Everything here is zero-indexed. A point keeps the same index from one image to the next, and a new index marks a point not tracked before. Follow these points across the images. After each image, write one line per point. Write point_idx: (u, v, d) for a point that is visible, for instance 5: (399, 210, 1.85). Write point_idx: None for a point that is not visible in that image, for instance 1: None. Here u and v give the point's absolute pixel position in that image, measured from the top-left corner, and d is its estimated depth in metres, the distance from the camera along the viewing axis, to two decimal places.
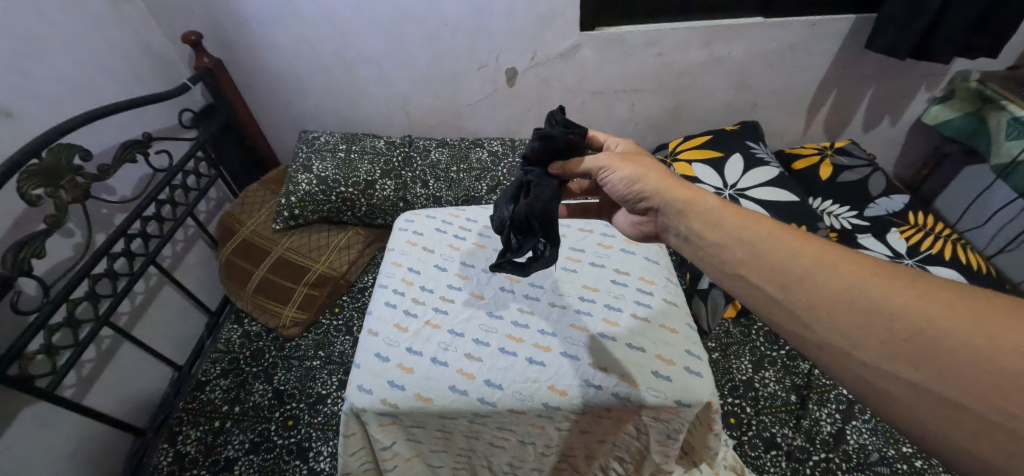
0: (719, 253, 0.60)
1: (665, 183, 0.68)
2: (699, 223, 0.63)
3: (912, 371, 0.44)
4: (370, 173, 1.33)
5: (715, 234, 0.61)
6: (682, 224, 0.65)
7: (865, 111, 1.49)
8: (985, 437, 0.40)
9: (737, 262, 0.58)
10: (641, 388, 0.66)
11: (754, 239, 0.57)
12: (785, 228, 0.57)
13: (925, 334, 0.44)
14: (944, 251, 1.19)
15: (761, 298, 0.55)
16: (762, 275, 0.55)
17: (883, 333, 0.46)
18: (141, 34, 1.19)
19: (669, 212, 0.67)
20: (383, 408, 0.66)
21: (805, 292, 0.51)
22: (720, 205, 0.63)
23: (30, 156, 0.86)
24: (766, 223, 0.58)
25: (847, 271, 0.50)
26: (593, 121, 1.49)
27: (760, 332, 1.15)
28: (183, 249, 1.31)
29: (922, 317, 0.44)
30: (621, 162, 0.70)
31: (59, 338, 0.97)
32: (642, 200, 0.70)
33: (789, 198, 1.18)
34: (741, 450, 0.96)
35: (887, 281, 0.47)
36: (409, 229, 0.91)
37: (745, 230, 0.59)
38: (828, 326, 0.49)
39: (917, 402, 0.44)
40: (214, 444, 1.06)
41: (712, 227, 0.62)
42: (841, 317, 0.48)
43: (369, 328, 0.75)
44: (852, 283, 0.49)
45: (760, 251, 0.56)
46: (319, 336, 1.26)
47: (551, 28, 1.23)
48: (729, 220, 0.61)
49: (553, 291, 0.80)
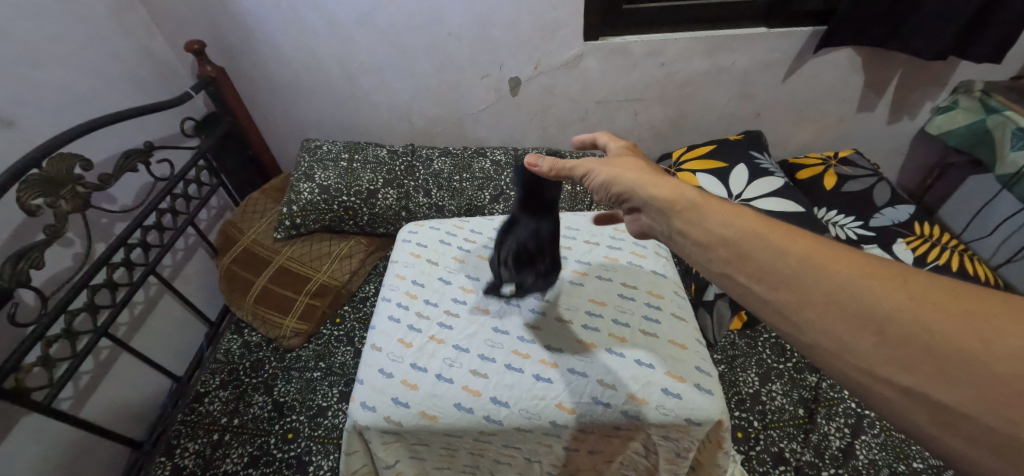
0: (704, 252, 0.56)
1: (644, 181, 0.64)
2: (680, 223, 0.59)
3: (910, 376, 0.41)
4: (373, 183, 1.32)
5: (699, 236, 0.57)
6: (665, 224, 0.61)
7: (867, 120, 1.49)
8: (991, 445, 0.37)
9: (722, 264, 0.53)
10: (651, 405, 0.65)
11: (739, 238, 0.53)
12: (775, 229, 0.52)
13: (921, 338, 0.40)
14: (951, 262, 1.18)
15: (749, 301, 0.51)
16: (749, 277, 0.51)
17: (875, 336, 0.42)
18: (144, 42, 1.19)
19: (649, 212, 0.63)
20: (388, 426, 0.65)
21: (793, 293, 0.47)
22: (702, 202, 0.58)
23: (30, 165, 0.85)
24: (750, 222, 0.53)
25: (836, 271, 0.46)
26: (596, 130, 1.48)
27: (766, 345, 1.14)
28: (184, 258, 1.30)
29: (916, 323, 0.41)
30: (598, 166, 0.69)
31: (57, 350, 0.95)
32: (625, 201, 0.68)
33: (794, 208, 1.17)
34: (749, 466, 0.95)
35: (881, 283, 0.44)
36: (412, 241, 0.91)
37: (729, 229, 0.54)
38: (819, 329, 0.45)
39: (913, 409, 0.40)
40: (213, 457, 1.04)
41: (692, 227, 0.57)
42: (831, 318, 0.44)
43: (373, 343, 0.74)
44: (843, 282, 0.45)
45: (747, 251, 0.52)
46: (320, 346, 1.24)
47: (556, 39, 1.23)
48: (714, 217, 0.56)
49: (553, 306, 0.79)
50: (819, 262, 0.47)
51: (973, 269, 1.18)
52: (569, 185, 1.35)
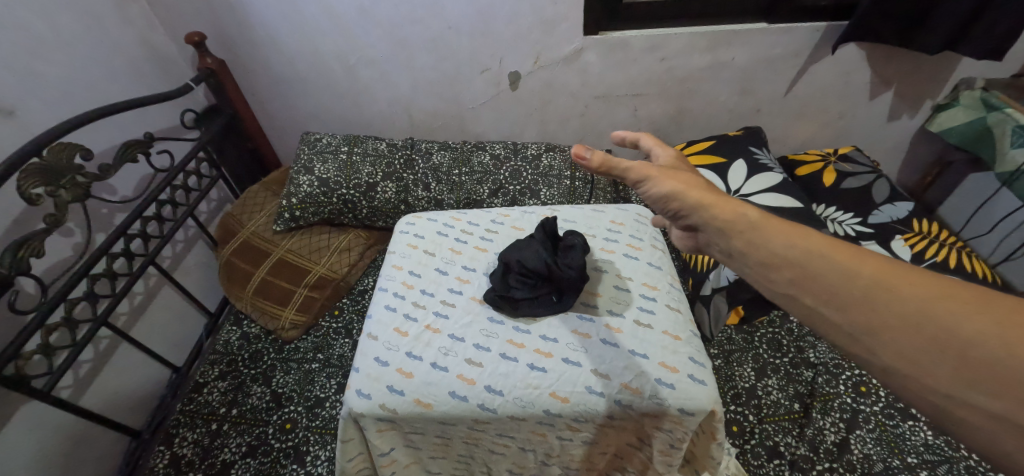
0: (766, 274, 0.50)
1: (706, 200, 0.59)
2: (741, 244, 0.53)
3: (990, 401, 0.36)
4: (372, 176, 1.33)
5: (760, 257, 0.51)
6: (725, 244, 0.56)
7: (867, 115, 1.49)
8: None
9: (786, 286, 0.48)
10: (644, 395, 0.66)
11: (803, 259, 0.47)
12: (838, 247, 0.47)
13: (1003, 362, 0.36)
14: (949, 259, 1.18)
15: (814, 323, 0.46)
16: (815, 300, 0.45)
17: (954, 361, 0.37)
18: (144, 34, 1.19)
19: (709, 230, 0.58)
20: (383, 413, 0.66)
21: (860, 315, 0.42)
22: (764, 222, 0.52)
23: (31, 154, 0.85)
24: (817, 242, 0.48)
25: (908, 292, 0.41)
26: (595, 125, 1.48)
27: (763, 340, 1.14)
28: (184, 249, 1.31)
29: (1001, 344, 0.36)
30: (658, 176, 0.63)
31: (57, 338, 0.96)
32: (682, 217, 0.63)
33: (792, 204, 1.17)
34: (744, 459, 0.95)
35: (957, 303, 0.39)
36: (410, 232, 0.91)
37: (791, 250, 0.49)
38: (889, 351, 0.40)
39: (997, 437, 0.36)
40: (211, 447, 1.05)
41: (753, 248, 0.52)
42: (904, 340, 0.40)
43: (369, 332, 0.75)
44: (921, 303, 0.40)
45: (812, 273, 0.46)
46: (318, 338, 1.24)
47: (555, 32, 1.23)
48: (776, 238, 0.50)
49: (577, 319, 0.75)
50: (887, 283, 0.42)
51: (972, 266, 1.17)
52: (569, 180, 1.36)
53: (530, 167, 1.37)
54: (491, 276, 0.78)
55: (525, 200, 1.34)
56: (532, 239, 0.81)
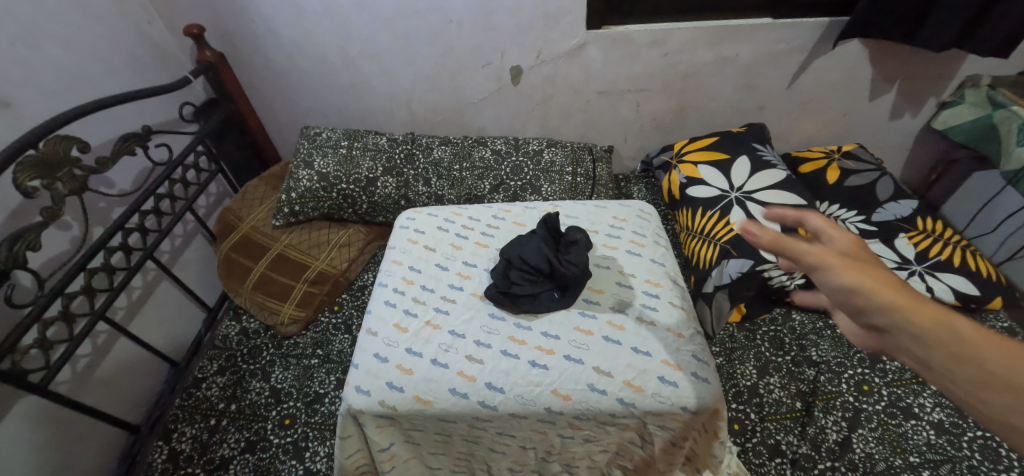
0: (978, 396, 0.40)
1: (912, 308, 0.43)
2: (949, 362, 0.41)
3: None
4: (372, 170, 1.32)
5: (972, 379, 0.40)
6: (924, 360, 0.42)
7: (872, 113, 1.47)
8: None
9: (1005, 414, 0.38)
10: (646, 393, 0.65)
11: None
12: None
13: None
14: (953, 258, 1.17)
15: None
16: None
17: None
18: (143, 26, 1.18)
19: (909, 345, 0.43)
20: (382, 410, 0.65)
21: None
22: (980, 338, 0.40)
23: (27, 146, 0.84)
24: None
25: None
26: (597, 121, 1.47)
27: (765, 338, 1.13)
28: (183, 243, 1.30)
29: None
30: (841, 266, 0.47)
31: (54, 333, 0.95)
32: (866, 320, 0.46)
33: (797, 201, 1.15)
34: (745, 458, 0.95)
35: None
36: (410, 227, 0.90)
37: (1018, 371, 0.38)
38: None
39: None
40: (209, 442, 1.05)
41: (968, 369, 0.40)
42: None
43: (368, 328, 0.74)
44: None
45: None
46: (317, 334, 1.23)
47: (558, 26, 1.21)
48: (994, 356, 0.40)
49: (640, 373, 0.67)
50: None
51: (976, 265, 1.16)
52: (570, 176, 1.35)
53: (532, 163, 1.36)
54: (492, 272, 0.78)
55: (526, 196, 1.33)
56: (533, 235, 0.80)
